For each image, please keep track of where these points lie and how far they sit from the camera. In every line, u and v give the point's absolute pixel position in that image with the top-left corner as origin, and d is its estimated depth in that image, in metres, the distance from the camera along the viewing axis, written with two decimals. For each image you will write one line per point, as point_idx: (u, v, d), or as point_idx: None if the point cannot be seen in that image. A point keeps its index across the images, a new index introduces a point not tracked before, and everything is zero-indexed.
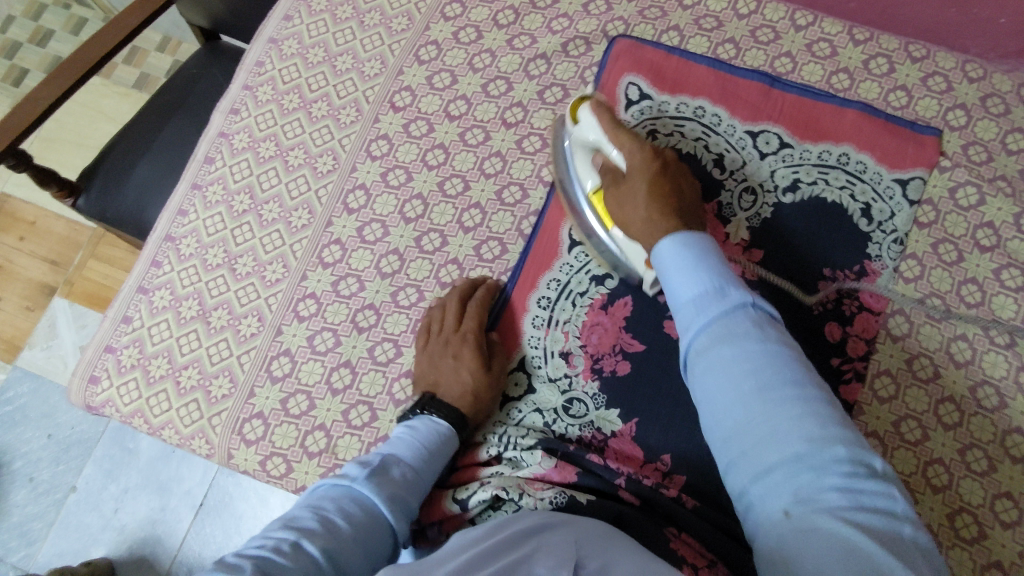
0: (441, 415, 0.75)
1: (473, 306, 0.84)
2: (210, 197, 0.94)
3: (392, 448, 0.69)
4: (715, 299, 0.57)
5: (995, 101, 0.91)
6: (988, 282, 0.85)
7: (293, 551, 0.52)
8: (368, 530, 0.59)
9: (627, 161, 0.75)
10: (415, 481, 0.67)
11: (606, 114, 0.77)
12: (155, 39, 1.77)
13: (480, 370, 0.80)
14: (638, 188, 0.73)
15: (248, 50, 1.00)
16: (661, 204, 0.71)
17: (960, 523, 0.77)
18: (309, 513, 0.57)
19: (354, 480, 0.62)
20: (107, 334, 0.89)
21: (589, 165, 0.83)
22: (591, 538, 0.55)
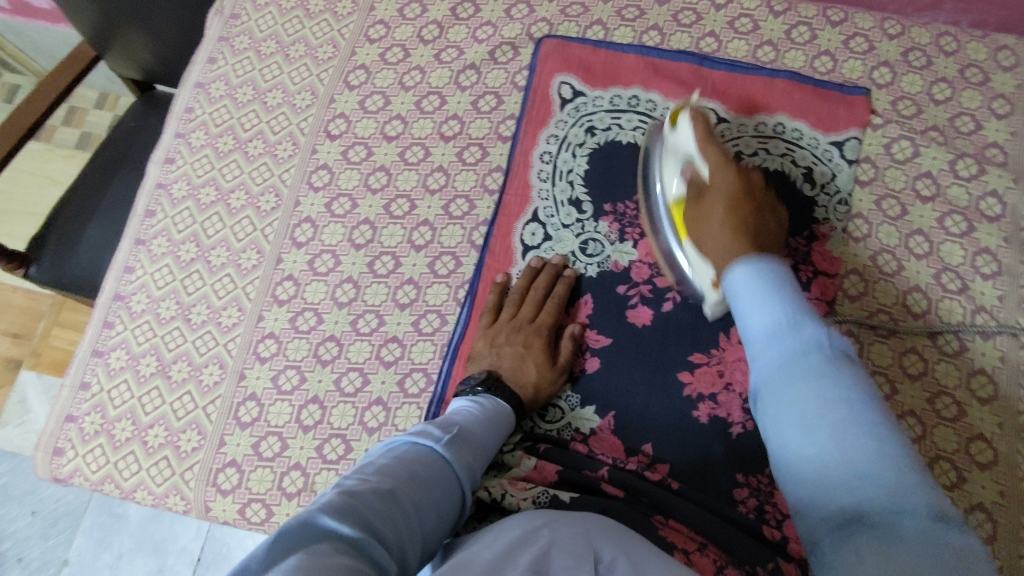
0: (505, 397, 0.74)
1: (552, 300, 0.84)
2: (156, 250, 0.92)
3: (462, 416, 0.68)
4: (789, 332, 0.55)
5: (917, 55, 0.93)
6: (934, 232, 0.86)
7: (385, 499, 0.50)
8: (448, 490, 0.57)
9: (710, 178, 0.73)
10: (483, 451, 0.66)
11: (701, 129, 0.74)
12: (91, 96, 1.74)
13: (545, 364, 0.80)
14: (717, 219, 0.71)
15: (176, 98, 0.99)
16: (739, 215, 0.70)
17: (939, 471, 0.78)
18: (396, 461, 0.55)
19: (440, 440, 0.60)
20: (67, 403, 0.87)
21: (675, 167, 0.79)
22: (598, 529, 0.57)
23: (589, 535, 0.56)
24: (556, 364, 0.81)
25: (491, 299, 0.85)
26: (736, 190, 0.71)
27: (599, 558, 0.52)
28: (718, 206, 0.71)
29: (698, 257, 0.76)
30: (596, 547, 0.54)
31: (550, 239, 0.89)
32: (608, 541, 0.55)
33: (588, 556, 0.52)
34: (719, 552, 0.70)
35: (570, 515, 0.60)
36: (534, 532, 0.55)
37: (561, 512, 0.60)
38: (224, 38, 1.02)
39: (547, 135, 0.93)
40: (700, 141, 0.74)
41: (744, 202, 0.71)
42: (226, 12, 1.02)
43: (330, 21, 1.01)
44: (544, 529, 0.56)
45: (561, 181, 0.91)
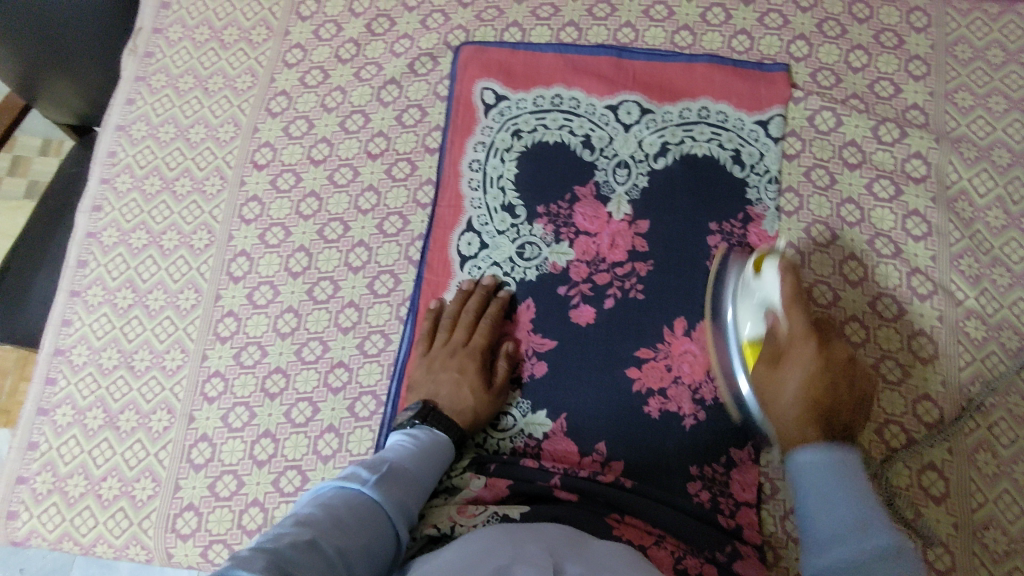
0: (441, 427, 0.76)
1: (486, 320, 0.84)
2: (92, 300, 0.91)
3: (394, 451, 0.69)
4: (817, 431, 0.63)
5: (831, 24, 0.93)
6: (864, 199, 0.87)
7: (307, 549, 0.51)
8: (376, 530, 0.58)
9: (788, 328, 0.71)
10: (417, 485, 0.67)
11: (790, 282, 0.72)
12: (33, 144, 1.71)
13: (482, 388, 0.80)
14: (803, 366, 0.68)
15: (98, 143, 0.98)
16: (819, 394, 0.67)
17: (888, 435, 0.79)
18: (319, 510, 0.56)
19: (366, 482, 0.62)
20: (17, 464, 0.86)
21: (749, 310, 0.76)
22: (563, 546, 0.57)
23: (553, 552, 0.56)
24: (494, 385, 0.81)
25: (426, 325, 0.85)
26: (820, 368, 0.68)
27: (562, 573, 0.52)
28: (808, 344, 0.69)
29: (749, 318, 0.76)
30: (559, 562, 0.54)
31: (486, 248, 0.89)
32: (573, 558, 0.55)
33: (548, 568, 0.52)
34: (677, 542, 0.70)
35: (525, 528, 0.61)
36: (499, 552, 0.55)
37: (527, 528, 0.61)
38: (141, 77, 1.00)
39: (474, 144, 0.92)
40: (787, 303, 0.71)
41: (824, 389, 0.67)
42: (139, 51, 1.01)
43: (246, 50, 0.99)
44: (510, 544, 0.57)
45: (492, 188, 0.91)
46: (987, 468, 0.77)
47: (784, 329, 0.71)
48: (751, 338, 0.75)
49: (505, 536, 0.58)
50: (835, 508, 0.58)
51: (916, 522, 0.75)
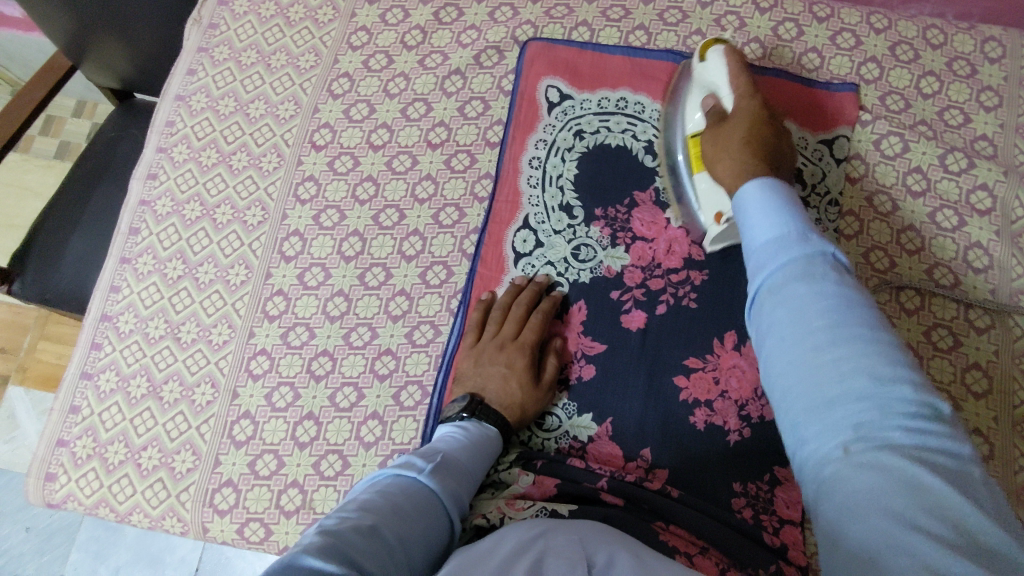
0: (490, 421, 0.74)
1: (535, 316, 0.83)
2: (142, 268, 0.91)
3: (445, 444, 0.68)
4: (795, 241, 0.57)
5: (904, 49, 0.92)
6: (926, 227, 0.86)
7: (371, 535, 0.49)
8: (433, 519, 0.57)
9: (735, 104, 0.78)
10: (467, 477, 0.66)
11: (746, 99, 0.77)
12: (69, 105, 1.71)
13: (529, 384, 0.79)
14: (739, 126, 0.76)
15: (156, 111, 0.98)
16: (760, 144, 0.74)
17: None
18: (377, 497, 0.55)
19: (421, 471, 0.61)
20: (58, 426, 0.86)
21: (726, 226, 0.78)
22: (592, 535, 0.56)
23: (583, 540, 0.55)
24: (541, 383, 0.80)
25: (475, 318, 0.84)
26: (756, 126, 0.75)
27: (592, 562, 0.51)
28: (743, 117, 0.76)
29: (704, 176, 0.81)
30: (591, 552, 0.52)
31: (541, 246, 0.88)
32: (601, 544, 0.54)
33: (580, 560, 0.50)
34: (721, 555, 0.70)
35: (554, 522, 0.59)
36: (528, 542, 0.54)
37: (560, 521, 0.59)
38: (204, 48, 1.00)
39: (536, 141, 0.92)
40: (716, 153, 0.77)
41: (765, 129, 0.75)
42: (204, 22, 1.00)
43: (311, 29, 0.99)
44: (540, 536, 0.55)
45: (551, 187, 0.90)
46: None
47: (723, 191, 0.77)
48: (694, 133, 0.82)
49: (531, 527, 0.57)
50: (770, 221, 0.60)
51: None
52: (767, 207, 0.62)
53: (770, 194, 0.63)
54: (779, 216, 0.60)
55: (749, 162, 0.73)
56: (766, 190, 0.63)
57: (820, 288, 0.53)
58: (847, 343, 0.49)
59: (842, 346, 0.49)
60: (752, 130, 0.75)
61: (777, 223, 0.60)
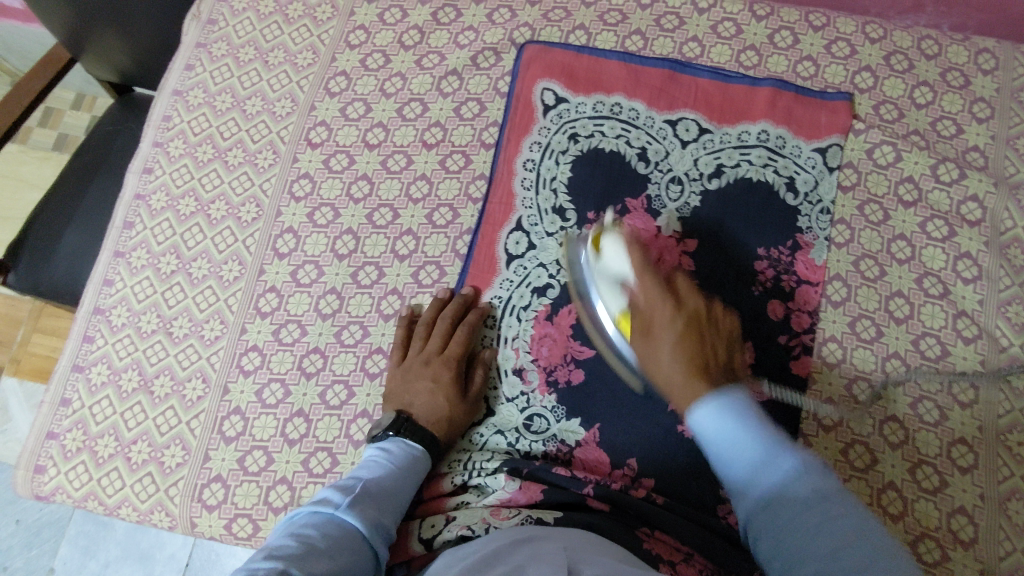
0: (417, 438, 0.76)
1: (461, 329, 0.84)
2: (136, 262, 0.91)
3: (364, 474, 0.70)
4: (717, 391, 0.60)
5: (899, 58, 0.93)
6: (916, 237, 0.87)
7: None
8: (355, 551, 0.59)
9: (642, 297, 0.71)
10: (391, 504, 0.67)
11: (636, 249, 0.74)
12: (67, 98, 1.71)
13: (456, 398, 0.80)
14: (668, 338, 0.67)
15: (153, 106, 0.98)
16: (690, 351, 0.65)
17: (921, 475, 0.79)
18: (295, 539, 0.56)
19: (338, 506, 0.62)
20: (48, 418, 0.86)
21: (611, 291, 0.75)
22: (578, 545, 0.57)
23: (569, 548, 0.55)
24: (467, 396, 0.82)
25: (398, 334, 0.85)
26: (689, 337, 0.67)
27: (575, 569, 0.49)
28: (669, 333, 0.67)
29: (612, 295, 0.75)
30: (575, 562, 0.51)
31: (534, 248, 0.89)
32: (589, 558, 0.52)
33: (562, 566, 0.49)
34: (705, 561, 0.70)
35: (541, 532, 0.60)
36: (512, 549, 0.55)
37: (545, 533, 0.60)
38: (202, 44, 1.00)
39: (530, 144, 0.92)
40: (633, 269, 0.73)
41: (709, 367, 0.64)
42: (202, 18, 1.01)
43: (309, 27, 0.99)
44: (521, 552, 0.54)
45: (545, 190, 0.90)
46: (1018, 518, 0.77)
47: (632, 288, 0.72)
48: (619, 312, 0.74)
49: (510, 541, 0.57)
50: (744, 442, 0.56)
51: (942, 565, 0.75)
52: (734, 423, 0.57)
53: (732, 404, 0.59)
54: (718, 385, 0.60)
55: (673, 307, 0.69)
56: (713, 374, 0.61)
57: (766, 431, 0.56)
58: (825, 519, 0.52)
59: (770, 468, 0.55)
60: (687, 333, 0.67)
61: (748, 438, 0.56)
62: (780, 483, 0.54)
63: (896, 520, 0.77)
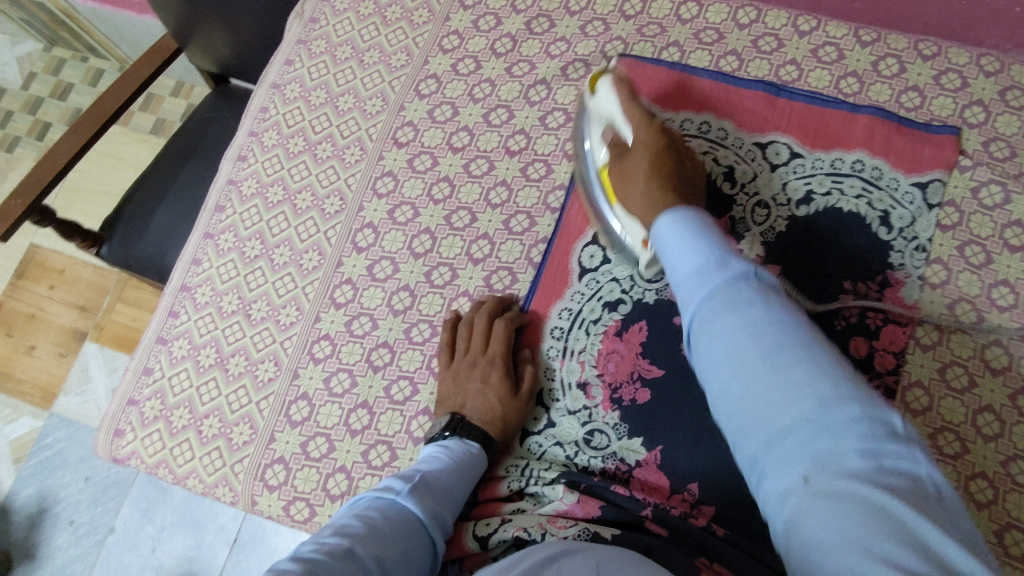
0: (472, 439, 0.76)
1: (501, 324, 0.83)
2: (223, 244, 0.95)
3: (428, 463, 0.71)
4: (738, 314, 0.53)
5: (1015, 94, 0.87)
6: (1021, 284, 0.81)
7: (346, 556, 0.52)
8: (413, 539, 0.60)
9: (633, 137, 0.80)
10: (451, 496, 0.69)
11: (615, 163, 0.81)
12: (169, 85, 1.81)
13: (507, 394, 0.79)
14: (636, 190, 0.77)
15: (252, 97, 1.02)
16: (660, 204, 0.73)
17: (1008, 541, 0.73)
18: (356, 521, 0.57)
19: (398, 493, 0.63)
20: (131, 385, 0.91)
21: (601, 133, 0.85)
22: (612, 562, 0.53)
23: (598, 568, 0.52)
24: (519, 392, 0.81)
25: (444, 338, 0.85)
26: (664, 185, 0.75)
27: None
28: (640, 179, 0.77)
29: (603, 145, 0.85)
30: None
31: (608, 264, 0.88)
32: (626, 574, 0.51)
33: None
34: None
35: (578, 547, 0.58)
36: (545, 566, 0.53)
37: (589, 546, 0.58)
38: (302, 41, 1.04)
39: None
40: (621, 107, 0.81)
41: (665, 191, 0.74)
42: (306, 16, 1.05)
43: (405, 29, 1.02)
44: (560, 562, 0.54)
45: None
46: None
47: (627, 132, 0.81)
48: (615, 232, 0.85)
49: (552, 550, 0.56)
50: (685, 255, 0.59)
51: None
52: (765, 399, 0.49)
53: (744, 355, 0.51)
54: (711, 293, 0.55)
55: (652, 132, 0.78)
56: (681, 222, 0.62)
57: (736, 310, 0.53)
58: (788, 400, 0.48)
59: (728, 318, 0.53)
60: (658, 159, 0.77)
61: (701, 251, 0.58)
62: (781, 382, 0.48)
63: None
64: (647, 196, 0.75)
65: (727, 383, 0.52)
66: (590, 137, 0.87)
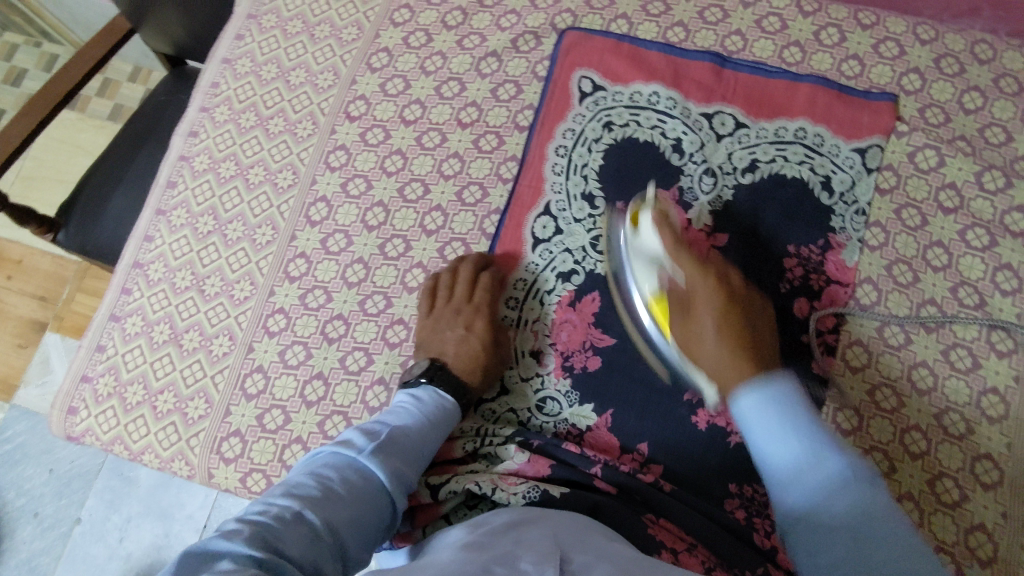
0: (448, 389, 0.77)
1: (486, 277, 0.86)
2: (175, 221, 0.95)
3: (394, 420, 0.70)
4: (813, 458, 0.60)
5: (950, 61, 0.91)
6: (954, 245, 0.84)
7: (293, 521, 0.53)
8: (371, 501, 0.60)
9: (689, 285, 0.76)
10: (417, 454, 0.68)
11: (678, 319, 0.76)
12: (125, 69, 1.77)
13: (489, 343, 0.83)
14: (707, 308, 0.74)
15: (202, 73, 1.01)
16: (732, 329, 0.72)
17: (940, 488, 0.77)
18: (312, 481, 0.58)
19: (360, 451, 0.63)
20: (84, 363, 0.90)
21: (644, 268, 0.80)
22: (568, 536, 0.56)
23: (559, 540, 0.54)
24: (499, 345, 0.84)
25: (425, 285, 0.87)
26: (724, 297, 0.74)
27: (568, 555, 0.51)
28: (708, 314, 0.73)
29: (645, 276, 0.80)
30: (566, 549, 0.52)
31: (560, 233, 0.89)
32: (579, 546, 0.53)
33: (555, 553, 0.51)
34: (708, 553, 0.70)
35: (533, 514, 0.61)
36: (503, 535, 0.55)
37: (543, 514, 0.61)
38: (253, 15, 1.04)
39: (564, 130, 0.92)
40: (666, 248, 0.77)
41: (733, 315, 0.73)
42: None
43: (356, 3, 1.02)
44: (513, 532, 0.56)
45: (575, 176, 0.91)
46: None
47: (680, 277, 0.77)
48: (653, 294, 0.79)
49: (510, 520, 0.58)
50: (785, 442, 0.62)
51: None
52: (834, 491, 0.59)
53: (768, 401, 0.64)
54: (787, 438, 0.62)
55: (712, 283, 0.74)
56: (772, 405, 0.63)
57: (807, 421, 0.62)
58: (864, 538, 0.57)
59: (823, 468, 0.60)
60: (726, 309, 0.73)
61: (794, 447, 0.61)
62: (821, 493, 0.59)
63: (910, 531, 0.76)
64: (720, 360, 0.70)
65: (774, 440, 0.62)
66: (630, 266, 0.82)
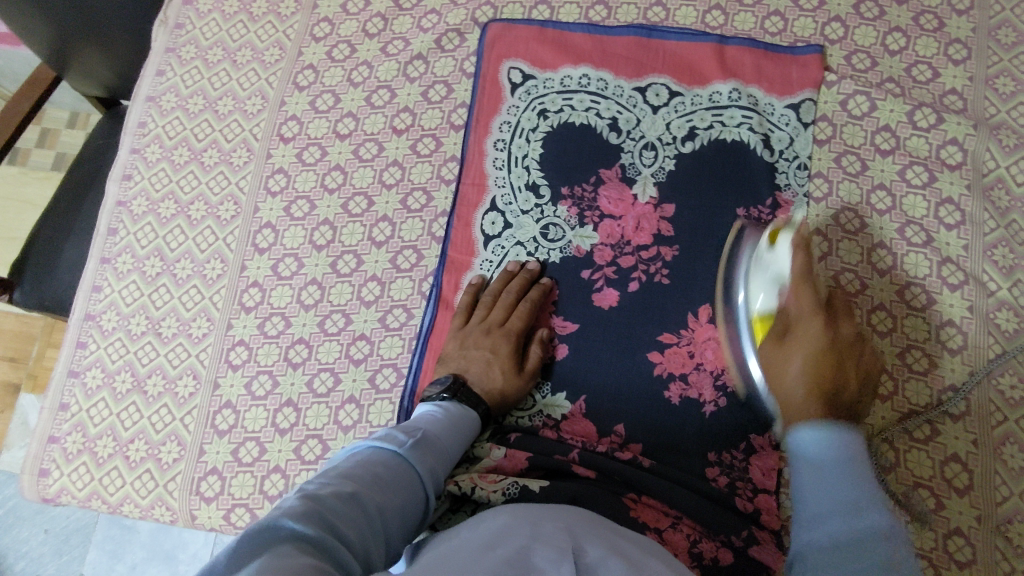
0: (470, 403, 0.75)
1: (525, 304, 0.84)
2: (122, 267, 0.93)
3: (425, 420, 0.70)
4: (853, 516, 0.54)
5: (869, 6, 0.91)
6: (896, 185, 0.85)
7: (348, 501, 0.52)
8: (412, 493, 0.59)
9: (792, 310, 0.67)
10: (448, 455, 0.68)
11: (800, 255, 0.68)
12: (61, 117, 1.73)
13: (511, 371, 0.80)
14: (811, 342, 0.65)
15: (128, 114, 1.00)
16: (825, 372, 0.63)
17: (911, 426, 0.78)
18: (358, 466, 0.57)
19: (402, 445, 0.62)
20: (49, 423, 0.89)
21: (760, 283, 0.73)
22: (581, 526, 0.54)
23: (570, 532, 0.53)
24: (523, 370, 0.81)
25: (466, 300, 0.86)
26: (824, 353, 0.64)
27: (580, 549, 0.50)
28: (810, 333, 0.65)
29: (761, 292, 0.73)
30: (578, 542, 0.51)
31: (510, 227, 0.89)
32: (589, 536, 0.52)
33: (570, 549, 0.49)
34: (693, 524, 0.70)
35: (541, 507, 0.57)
36: (514, 526, 0.52)
37: (540, 507, 0.58)
38: (171, 49, 1.02)
39: (500, 124, 0.92)
40: (793, 279, 0.68)
41: (833, 396, 0.62)
42: (170, 23, 1.02)
43: (274, 23, 1.00)
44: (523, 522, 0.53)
45: (517, 167, 0.91)
46: (1014, 461, 0.76)
47: (787, 306, 0.68)
48: (762, 312, 0.72)
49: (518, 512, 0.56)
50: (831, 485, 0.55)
51: (937, 513, 0.75)
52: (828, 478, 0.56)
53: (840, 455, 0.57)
54: (843, 489, 0.55)
55: (823, 321, 0.65)
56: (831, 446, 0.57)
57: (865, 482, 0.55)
58: None
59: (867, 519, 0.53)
60: (825, 353, 0.64)
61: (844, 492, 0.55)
62: None
63: (889, 472, 0.77)
64: (790, 399, 0.63)
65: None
66: (747, 276, 0.76)
